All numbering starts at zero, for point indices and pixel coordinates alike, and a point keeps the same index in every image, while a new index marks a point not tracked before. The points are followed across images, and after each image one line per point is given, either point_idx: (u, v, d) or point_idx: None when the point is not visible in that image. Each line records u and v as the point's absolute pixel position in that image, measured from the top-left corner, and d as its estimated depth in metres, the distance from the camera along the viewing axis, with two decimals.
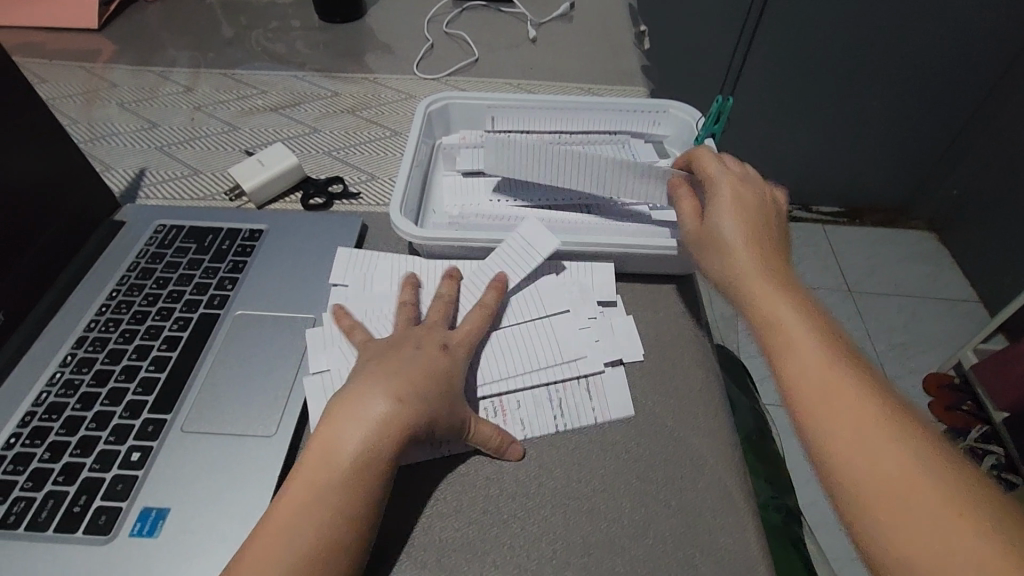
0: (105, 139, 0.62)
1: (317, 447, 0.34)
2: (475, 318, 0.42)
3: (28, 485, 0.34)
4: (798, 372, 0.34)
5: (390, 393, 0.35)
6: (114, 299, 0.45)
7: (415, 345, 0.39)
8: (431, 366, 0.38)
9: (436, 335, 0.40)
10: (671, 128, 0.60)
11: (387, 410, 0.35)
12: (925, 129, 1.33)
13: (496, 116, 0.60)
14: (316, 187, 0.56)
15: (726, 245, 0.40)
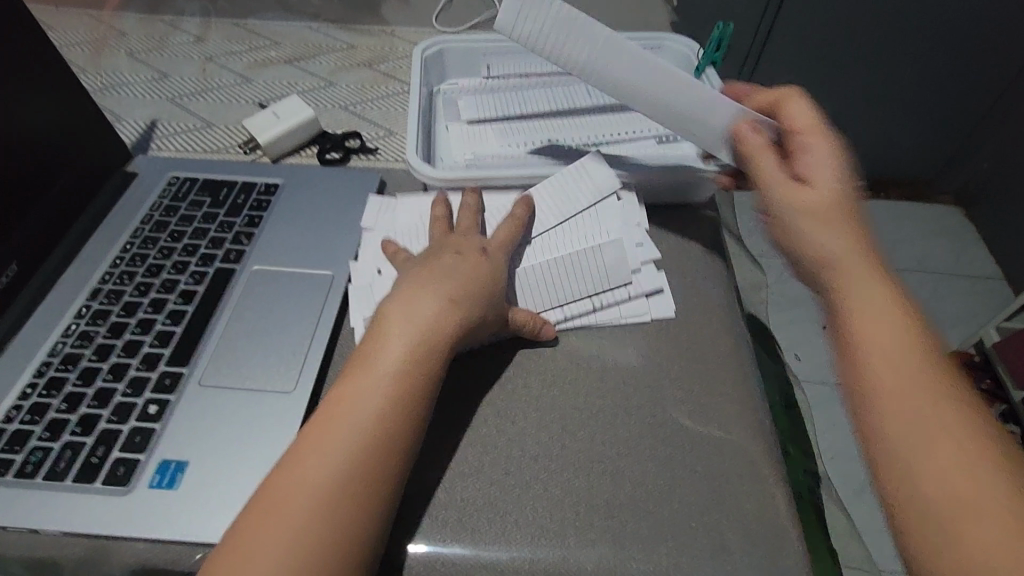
0: (115, 89, 0.60)
1: (363, 354, 0.34)
2: (507, 227, 0.43)
3: (46, 435, 0.34)
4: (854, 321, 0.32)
5: (436, 307, 0.36)
6: (128, 251, 0.44)
7: (455, 252, 0.40)
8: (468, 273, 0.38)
9: (472, 244, 0.41)
10: (666, 60, 0.59)
11: (434, 318, 0.35)
12: (959, 97, 1.27)
13: (490, 63, 0.58)
14: (332, 142, 0.54)
15: (822, 209, 0.36)
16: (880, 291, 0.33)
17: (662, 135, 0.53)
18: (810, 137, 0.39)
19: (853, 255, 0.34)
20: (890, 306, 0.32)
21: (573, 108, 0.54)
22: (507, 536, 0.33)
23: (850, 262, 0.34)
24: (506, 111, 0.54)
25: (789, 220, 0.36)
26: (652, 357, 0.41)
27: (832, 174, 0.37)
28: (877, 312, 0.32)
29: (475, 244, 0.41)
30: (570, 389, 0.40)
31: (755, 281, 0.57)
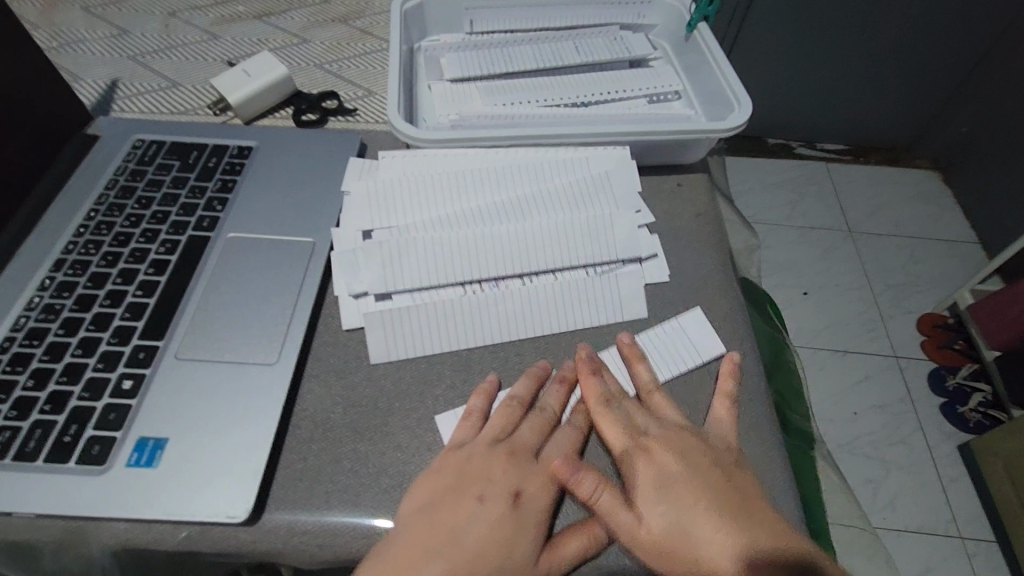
0: (72, 46, 0.56)
1: (434, 521, 0.31)
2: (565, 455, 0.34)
3: (12, 414, 0.32)
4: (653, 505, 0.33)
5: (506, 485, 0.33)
6: (92, 219, 0.41)
7: (481, 490, 0.32)
8: (513, 532, 0.31)
9: (519, 474, 0.33)
10: (659, 17, 0.56)
11: (496, 521, 0.31)
12: (941, 61, 1.27)
13: (475, 18, 0.55)
14: (308, 102, 0.52)
15: (655, 494, 0.33)
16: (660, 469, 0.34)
17: (652, 95, 0.51)
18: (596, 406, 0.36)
19: (674, 509, 0.33)
20: (711, 524, 0.32)
21: (560, 66, 0.52)
22: None
23: (676, 513, 0.33)
24: (491, 69, 0.52)
25: (642, 553, 0.31)
26: (644, 318, 0.41)
27: (670, 456, 0.34)
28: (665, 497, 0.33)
29: (518, 475, 0.33)
30: (563, 356, 0.39)
31: (746, 245, 0.56)
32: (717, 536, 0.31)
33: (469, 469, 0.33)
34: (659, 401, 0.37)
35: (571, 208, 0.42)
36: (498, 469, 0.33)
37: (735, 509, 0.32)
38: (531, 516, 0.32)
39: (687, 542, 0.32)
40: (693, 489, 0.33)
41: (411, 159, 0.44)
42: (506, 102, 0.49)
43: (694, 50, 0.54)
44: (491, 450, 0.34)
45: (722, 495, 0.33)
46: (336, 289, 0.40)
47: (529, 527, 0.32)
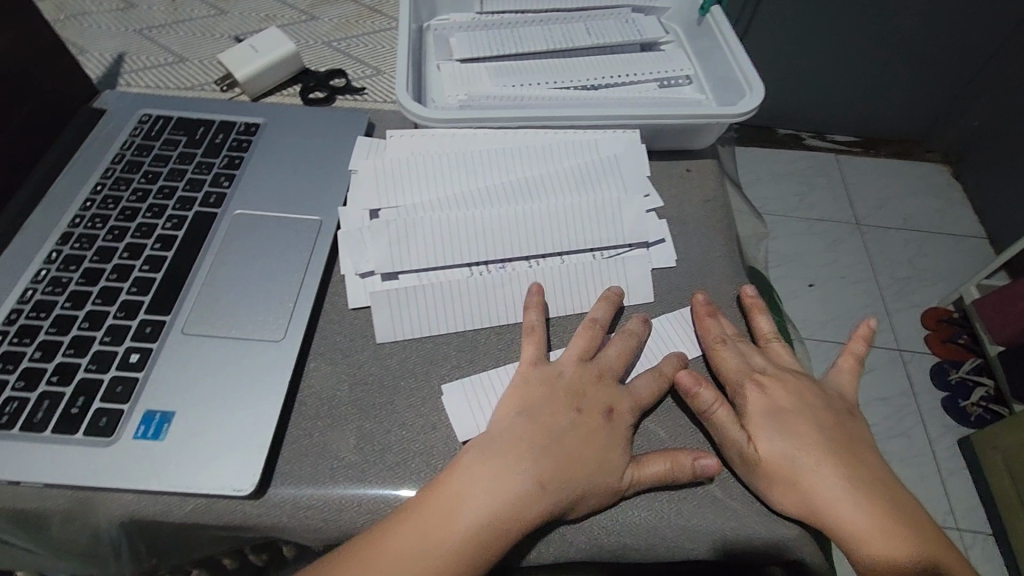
0: (77, 19, 0.56)
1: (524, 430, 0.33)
2: (654, 381, 0.36)
3: (20, 384, 0.32)
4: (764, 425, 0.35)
5: (592, 401, 0.35)
6: (99, 193, 0.41)
7: (575, 403, 0.35)
8: (607, 442, 0.33)
9: (610, 391, 0.35)
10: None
11: (588, 431, 0.34)
12: (954, 53, 1.25)
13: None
14: (316, 80, 0.51)
15: (766, 419, 0.35)
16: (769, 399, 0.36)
17: (663, 79, 0.51)
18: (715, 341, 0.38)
19: (782, 435, 0.35)
20: (821, 457, 0.34)
21: (571, 48, 0.52)
22: None
23: (786, 438, 0.35)
24: (501, 50, 0.51)
25: (749, 467, 0.33)
26: (651, 302, 0.41)
27: (785, 393, 0.37)
28: (778, 421, 0.35)
29: (608, 391, 0.35)
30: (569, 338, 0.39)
31: (754, 233, 0.56)
32: (820, 464, 0.34)
33: (557, 386, 0.35)
34: (780, 352, 0.40)
35: (580, 191, 0.42)
36: (590, 385, 0.35)
37: (845, 448, 0.35)
38: (620, 430, 0.34)
39: (799, 465, 0.33)
40: (804, 425, 0.35)
41: (420, 139, 0.44)
42: (516, 83, 0.49)
43: (706, 34, 0.53)
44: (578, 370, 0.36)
45: (834, 434, 0.35)
46: (341, 267, 0.40)
47: (621, 439, 0.34)
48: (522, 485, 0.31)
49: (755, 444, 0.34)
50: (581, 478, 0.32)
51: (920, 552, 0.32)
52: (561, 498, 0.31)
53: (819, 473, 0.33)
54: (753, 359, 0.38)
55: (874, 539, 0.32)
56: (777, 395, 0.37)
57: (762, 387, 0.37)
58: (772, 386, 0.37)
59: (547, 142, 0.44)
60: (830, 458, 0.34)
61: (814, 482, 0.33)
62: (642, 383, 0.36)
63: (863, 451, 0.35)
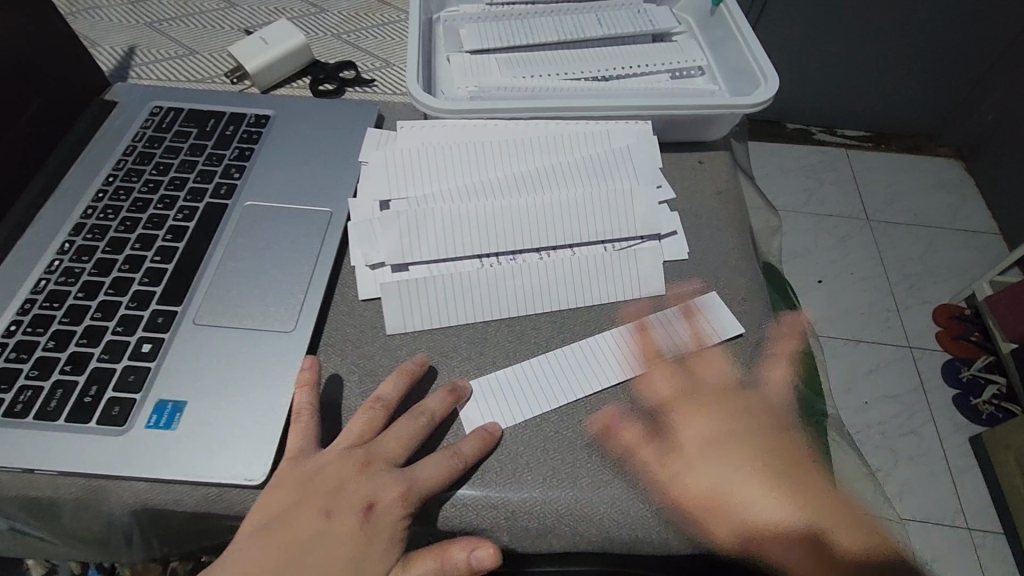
0: (88, 12, 0.56)
1: (277, 539, 0.29)
2: (439, 463, 0.32)
3: (34, 373, 0.32)
4: (702, 451, 0.33)
5: (357, 496, 0.30)
6: (111, 184, 0.41)
7: (328, 503, 0.30)
8: (363, 550, 0.29)
9: (374, 483, 0.31)
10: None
11: (351, 537, 0.29)
12: (969, 45, 1.23)
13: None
14: (326, 72, 0.51)
15: (698, 444, 0.34)
16: (715, 419, 0.34)
17: (675, 70, 0.50)
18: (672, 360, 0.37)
19: (724, 460, 0.33)
20: (765, 482, 0.32)
21: (581, 38, 0.51)
22: (518, 479, 0.33)
23: (723, 464, 0.33)
24: (512, 41, 0.51)
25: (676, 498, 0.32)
26: (662, 295, 0.40)
27: (717, 415, 0.34)
28: (724, 444, 0.33)
29: (374, 483, 0.31)
30: (580, 331, 0.39)
31: (766, 226, 0.55)
32: (754, 490, 0.32)
33: (315, 483, 0.30)
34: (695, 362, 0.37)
35: (591, 182, 0.41)
36: (350, 479, 0.31)
37: (801, 484, 0.32)
38: (383, 527, 0.30)
39: (738, 500, 0.32)
40: (749, 447, 0.33)
41: (430, 130, 0.44)
42: (527, 74, 0.48)
43: (719, 24, 0.53)
44: (344, 458, 0.31)
45: (783, 459, 0.33)
46: (352, 258, 0.40)
47: (383, 542, 0.29)
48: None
49: (688, 476, 0.32)
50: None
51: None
52: None
53: (753, 501, 0.32)
54: (701, 376, 0.37)
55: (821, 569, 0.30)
56: (724, 413, 0.35)
57: (697, 406, 0.35)
58: (710, 403, 0.35)
59: (558, 132, 0.44)
60: (786, 493, 0.32)
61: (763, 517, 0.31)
62: (423, 469, 0.31)
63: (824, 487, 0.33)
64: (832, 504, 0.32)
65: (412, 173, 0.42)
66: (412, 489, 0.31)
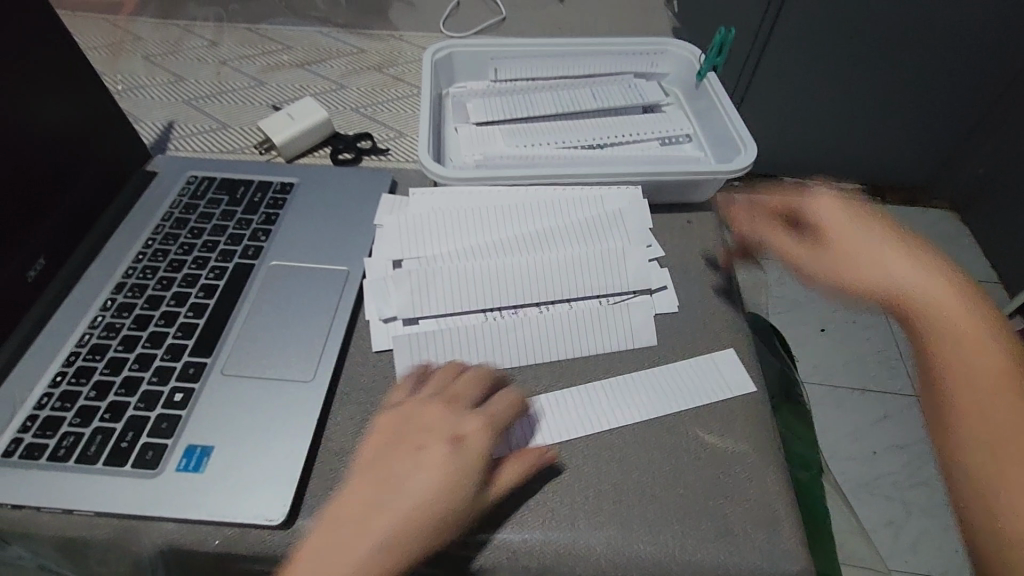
0: (133, 91, 0.62)
1: (382, 472, 0.34)
2: (506, 405, 0.37)
3: (76, 421, 0.35)
4: (845, 228, 0.45)
5: (441, 433, 0.35)
6: (150, 247, 0.45)
7: (420, 440, 0.35)
8: (455, 472, 0.33)
9: (456, 421, 0.36)
10: (671, 66, 0.60)
11: (439, 467, 0.33)
12: (954, 105, 1.28)
13: (498, 66, 0.60)
14: (345, 143, 0.56)
15: (853, 229, 0.45)
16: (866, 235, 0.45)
17: (664, 138, 0.55)
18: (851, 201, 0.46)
19: (850, 229, 0.45)
20: (894, 256, 0.43)
21: (577, 110, 0.56)
22: (519, 520, 0.35)
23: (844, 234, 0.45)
24: (514, 113, 0.56)
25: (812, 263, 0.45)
26: (654, 344, 0.43)
27: (865, 232, 0.45)
28: (855, 236, 0.45)
29: (454, 420, 0.36)
30: (577, 379, 0.41)
31: (754, 279, 0.59)
32: (880, 246, 0.44)
33: (411, 425, 0.36)
34: (830, 218, 0.45)
35: (589, 242, 0.45)
36: (432, 419, 0.36)
37: (919, 258, 0.44)
38: (472, 453, 0.34)
39: (877, 268, 0.44)
40: (835, 217, 0.45)
41: (440, 195, 0.48)
42: (527, 143, 0.53)
43: (703, 96, 0.58)
44: (431, 400, 0.37)
45: (858, 241, 0.44)
46: (366, 313, 0.43)
47: (471, 466, 0.34)
48: (380, 526, 0.32)
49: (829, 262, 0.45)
50: (436, 509, 0.32)
51: None
52: (414, 544, 0.32)
53: (870, 259, 0.44)
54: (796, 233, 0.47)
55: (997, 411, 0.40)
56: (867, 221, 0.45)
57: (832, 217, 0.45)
58: (865, 228, 0.45)
59: (558, 196, 0.48)
60: (915, 263, 0.44)
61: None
62: (498, 405, 0.37)
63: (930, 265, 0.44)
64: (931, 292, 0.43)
65: (423, 234, 0.46)
66: (490, 422, 0.36)
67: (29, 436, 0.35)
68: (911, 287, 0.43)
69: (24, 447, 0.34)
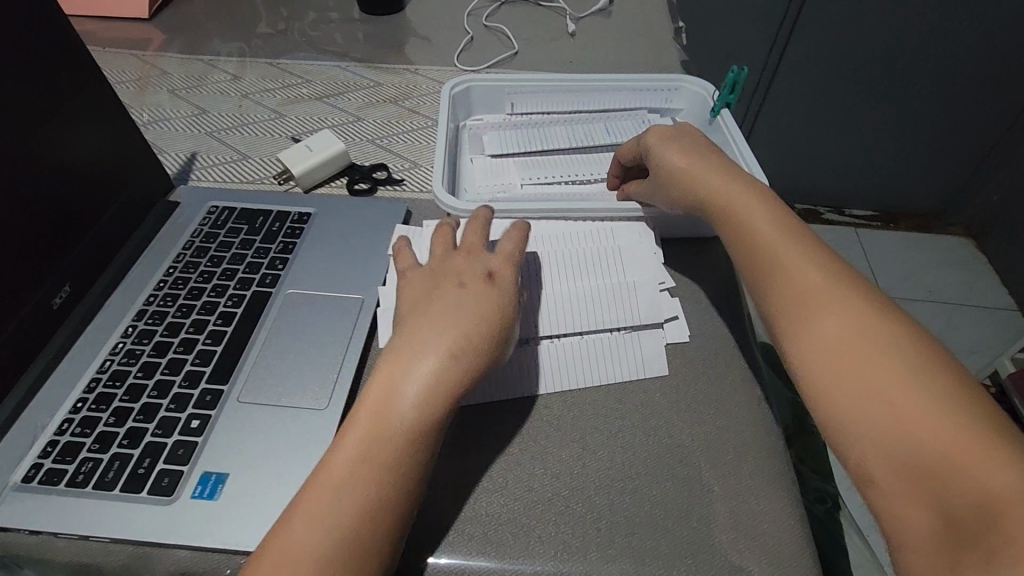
0: (158, 123, 0.64)
1: (425, 308, 0.37)
2: (514, 234, 0.42)
3: (95, 447, 0.36)
4: (696, 174, 0.44)
5: (475, 274, 0.39)
6: (171, 275, 0.46)
7: (456, 279, 0.39)
8: (495, 294, 0.38)
9: (480, 260, 0.41)
10: (685, 101, 0.61)
11: (480, 297, 0.38)
12: (966, 134, 1.28)
13: (515, 101, 0.61)
14: (361, 173, 0.57)
15: (705, 185, 0.43)
16: (712, 169, 0.43)
17: None
18: (681, 141, 0.46)
19: (693, 178, 0.43)
20: (746, 210, 0.40)
21: (591, 145, 0.58)
22: (530, 551, 0.34)
23: (705, 189, 0.43)
24: (528, 147, 0.57)
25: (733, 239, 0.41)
26: (666, 373, 0.43)
27: (736, 195, 0.41)
28: (725, 189, 0.42)
29: (479, 260, 0.41)
30: (588, 410, 0.41)
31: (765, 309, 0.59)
32: (750, 216, 0.40)
33: (441, 270, 0.40)
34: (676, 163, 0.45)
35: (596, 275, 0.46)
36: (459, 261, 0.41)
37: (803, 246, 0.37)
38: (505, 282, 0.39)
39: (780, 253, 0.37)
40: (678, 160, 0.45)
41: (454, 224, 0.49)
42: (540, 177, 0.55)
43: (717, 132, 0.58)
44: (451, 256, 0.42)
45: (720, 196, 0.42)
46: (380, 343, 0.44)
47: (506, 290, 0.39)
48: (435, 356, 0.35)
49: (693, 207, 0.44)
50: (490, 320, 0.37)
51: (949, 430, 0.27)
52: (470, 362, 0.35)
53: (774, 246, 0.38)
54: (685, 150, 0.45)
55: (857, 411, 0.30)
56: (723, 166, 0.44)
57: (676, 147, 0.46)
58: (722, 173, 0.43)
59: (567, 227, 0.49)
60: (789, 242, 0.38)
61: (893, 400, 0.29)
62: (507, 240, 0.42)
63: (800, 254, 0.37)
64: (822, 291, 0.35)
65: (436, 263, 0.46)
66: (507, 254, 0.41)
67: (48, 461, 0.35)
68: (752, 234, 0.39)
69: (43, 473, 0.35)
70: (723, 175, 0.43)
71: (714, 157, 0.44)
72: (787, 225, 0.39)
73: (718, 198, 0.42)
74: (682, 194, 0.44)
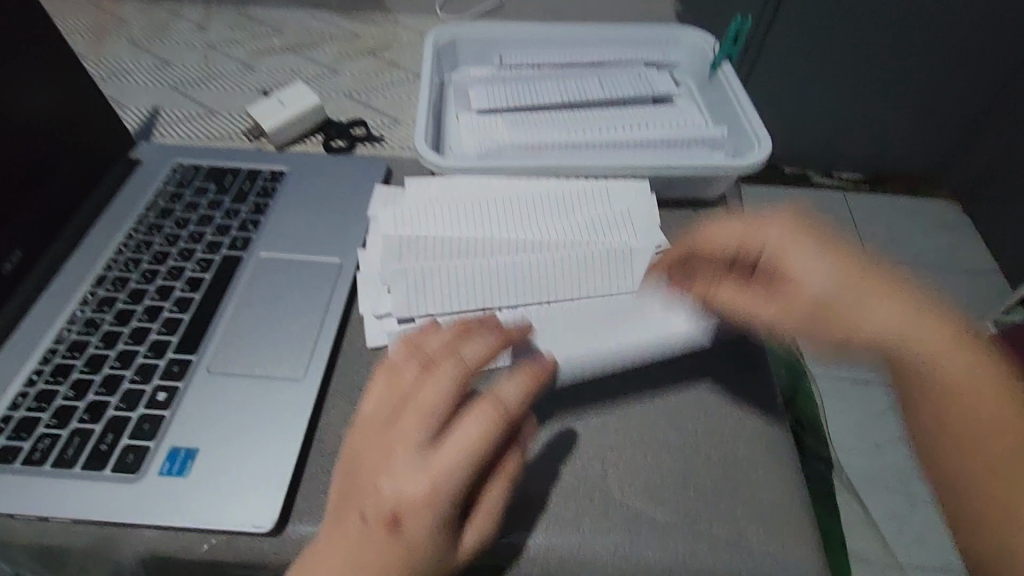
0: (116, 76, 0.60)
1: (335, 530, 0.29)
2: (464, 442, 0.29)
3: (53, 422, 0.33)
4: (812, 258, 0.39)
5: (389, 504, 0.28)
6: (133, 239, 0.43)
7: (363, 509, 0.29)
8: (393, 563, 0.28)
9: (398, 478, 0.28)
10: (684, 55, 0.58)
11: (378, 549, 0.28)
12: (960, 95, 1.26)
13: (504, 53, 0.58)
14: (337, 130, 0.54)
15: (818, 267, 0.38)
16: (835, 265, 0.38)
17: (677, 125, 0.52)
18: (798, 244, 0.39)
19: (820, 277, 0.38)
20: (861, 291, 0.38)
21: (584, 101, 0.53)
22: (521, 524, 0.33)
23: (828, 286, 0.38)
24: (519, 101, 0.53)
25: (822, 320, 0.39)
26: None
27: (845, 277, 0.38)
28: (837, 280, 0.38)
29: (397, 476, 0.28)
30: (580, 378, 0.39)
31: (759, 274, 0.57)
32: (862, 293, 0.38)
33: (361, 469, 0.30)
34: (796, 269, 0.39)
35: (588, 240, 0.43)
36: (377, 472, 0.29)
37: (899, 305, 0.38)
38: (411, 538, 0.28)
39: (865, 313, 0.38)
40: (791, 258, 0.39)
41: (439, 183, 0.46)
42: (530, 132, 0.50)
43: (718, 90, 0.56)
44: (383, 432, 0.30)
45: (828, 295, 0.38)
46: (359, 308, 0.41)
47: (413, 548, 0.28)
48: None
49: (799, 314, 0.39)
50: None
51: None
52: None
53: (866, 314, 0.38)
54: (822, 268, 0.38)
55: None
56: (847, 263, 0.39)
57: (791, 256, 0.39)
58: (849, 277, 0.38)
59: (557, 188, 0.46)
60: (892, 308, 0.38)
61: None
62: (450, 447, 0.29)
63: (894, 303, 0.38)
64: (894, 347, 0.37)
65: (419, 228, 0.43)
66: (432, 487, 0.28)
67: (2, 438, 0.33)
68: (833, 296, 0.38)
69: None
70: (840, 277, 0.38)
71: (852, 271, 0.38)
72: (908, 315, 0.37)
73: (827, 302, 0.38)
74: (782, 270, 0.40)
